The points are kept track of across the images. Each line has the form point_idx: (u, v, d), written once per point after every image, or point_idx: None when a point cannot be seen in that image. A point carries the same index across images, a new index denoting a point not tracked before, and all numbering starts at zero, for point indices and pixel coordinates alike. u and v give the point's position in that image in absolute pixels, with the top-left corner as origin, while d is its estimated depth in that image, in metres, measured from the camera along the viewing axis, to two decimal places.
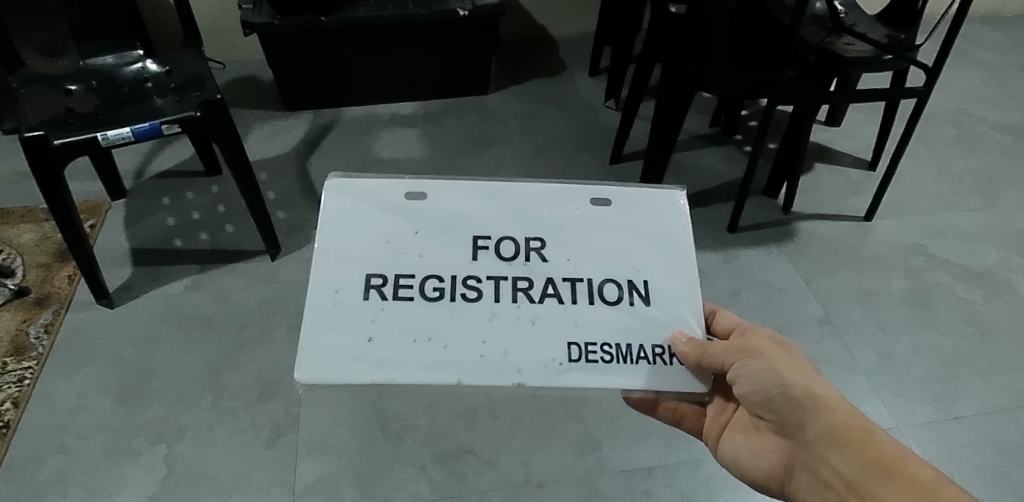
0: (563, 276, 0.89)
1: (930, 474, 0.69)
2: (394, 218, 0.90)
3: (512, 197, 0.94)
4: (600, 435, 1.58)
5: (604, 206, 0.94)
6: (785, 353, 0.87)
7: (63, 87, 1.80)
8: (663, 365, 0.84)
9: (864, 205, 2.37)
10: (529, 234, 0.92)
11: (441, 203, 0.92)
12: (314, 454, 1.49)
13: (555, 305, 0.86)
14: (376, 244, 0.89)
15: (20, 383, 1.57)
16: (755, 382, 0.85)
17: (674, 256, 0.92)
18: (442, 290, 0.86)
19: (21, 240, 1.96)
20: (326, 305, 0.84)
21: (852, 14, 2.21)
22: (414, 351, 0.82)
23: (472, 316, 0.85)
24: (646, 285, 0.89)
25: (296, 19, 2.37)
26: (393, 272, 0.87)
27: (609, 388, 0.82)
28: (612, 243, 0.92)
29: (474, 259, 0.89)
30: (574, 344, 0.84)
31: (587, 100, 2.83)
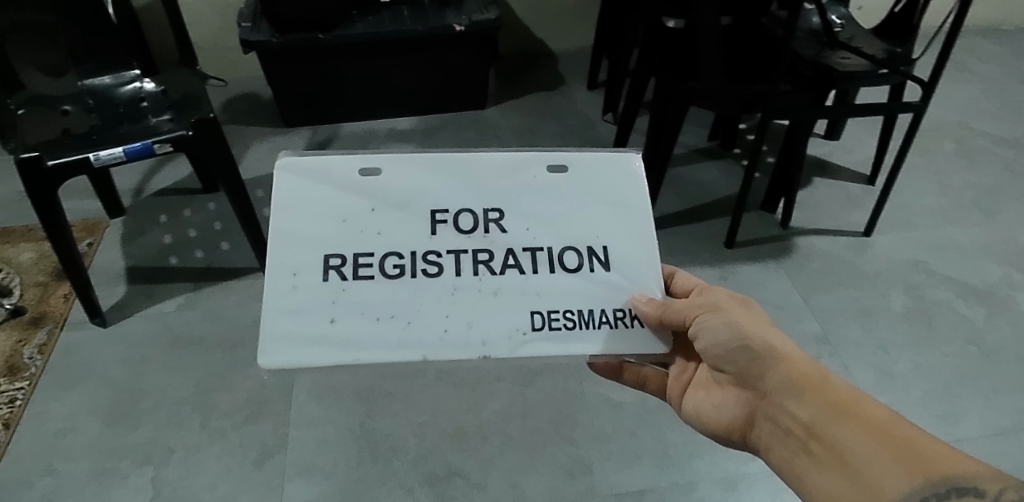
0: (523, 247, 0.89)
1: (882, 411, 0.77)
2: (348, 195, 0.89)
3: (469, 167, 0.92)
4: (591, 456, 1.57)
5: (561, 172, 0.93)
6: (744, 309, 0.96)
7: (59, 108, 1.82)
8: (622, 329, 0.87)
9: (863, 220, 2.35)
10: (486, 204, 0.91)
11: (395, 178, 0.90)
12: (302, 476, 1.48)
13: (516, 276, 0.88)
14: (331, 224, 0.88)
15: (11, 404, 1.58)
16: (715, 335, 0.91)
17: (633, 222, 0.93)
18: (403, 267, 0.87)
19: (20, 259, 1.98)
20: (285, 289, 0.84)
21: (849, 27, 2.20)
22: (378, 330, 0.84)
23: (435, 291, 0.86)
24: (606, 251, 0.91)
25: (294, 37, 2.38)
26: (351, 251, 0.87)
27: (573, 354, 0.86)
28: (572, 212, 0.92)
29: (433, 234, 0.88)
30: (537, 313, 0.87)
31: (585, 114, 2.82)
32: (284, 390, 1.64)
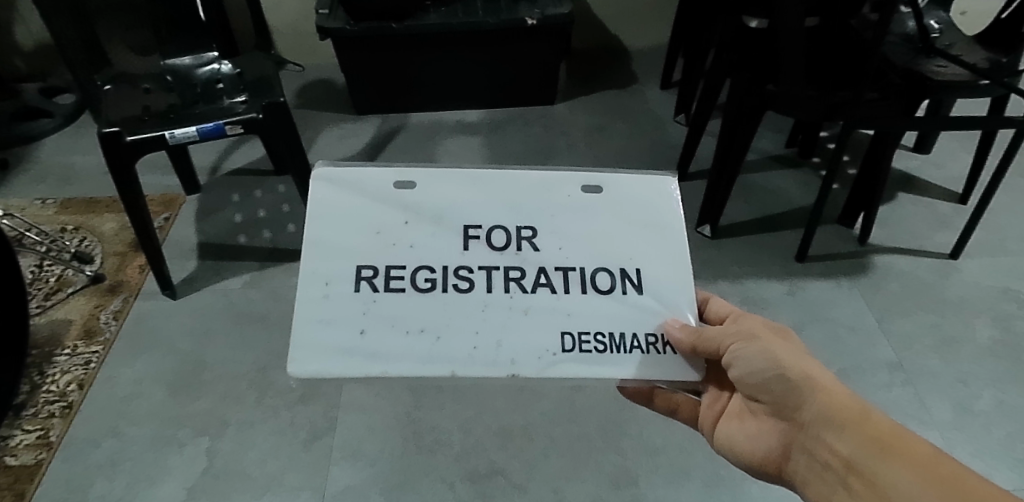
0: (555, 266, 0.86)
1: (927, 449, 0.72)
2: (380, 207, 0.86)
3: (503, 184, 0.89)
4: (637, 468, 1.52)
5: (596, 193, 0.90)
6: (781, 337, 0.90)
7: (142, 86, 1.91)
8: (656, 355, 0.83)
9: (950, 242, 2.18)
10: (520, 222, 0.88)
11: (429, 191, 0.87)
12: (347, 460, 1.51)
13: (548, 295, 0.85)
14: (364, 235, 0.85)
15: (86, 366, 1.68)
16: (750, 364, 0.86)
17: (667, 246, 0.89)
18: (434, 281, 0.84)
19: (103, 229, 2.10)
20: (316, 299, 0.82)
21: (948, 34, 2.03)
22: (407, 344, 0.81)
23: (465, 307, 0.83)
24: (640, 274, 0.87)
25: (368, 25, 2.41)
26: (382, 263, 0.84)
27: (603, 377, 0.81)
28: (607, 234, 0.88)
29: (465, 249, 0.86)
30: (567, 334, 0.83)
31: (656, 114, 2.74)
32: None
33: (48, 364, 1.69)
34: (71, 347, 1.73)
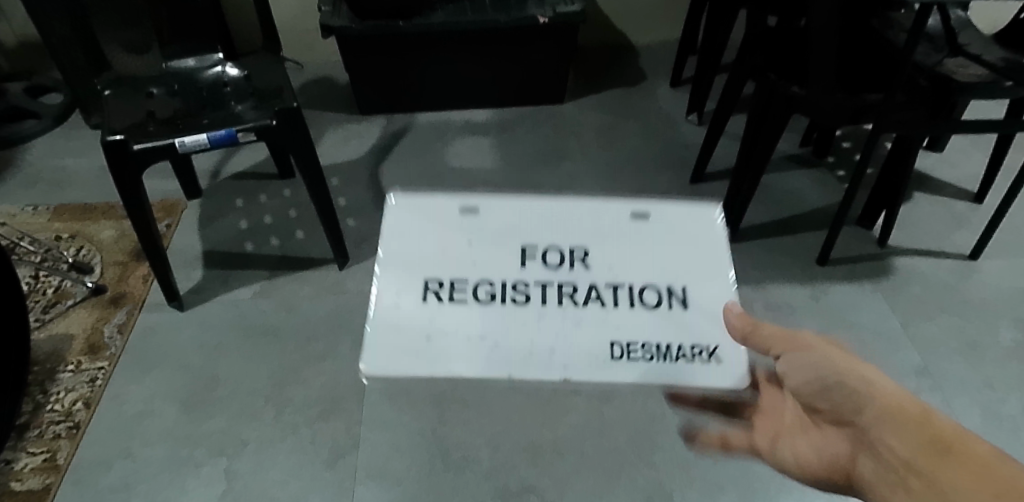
0: (605, 280, 0.82)
1: (985, 448, 0.65)
2: (437, 224, 0.85)
3: (551, 201, 0.87)
4: (672, 483, 1.48)
5: (645, 208, 0.88)
6: (835, 342, 0.87)
7: (145, 90, 1.82)
8: (702, 364, 0.76)
9: (968, 243, 2.16)
10: (569, 235, 0.85)
11: (479, 209, 0.86)
12: (372, 480, 1.44)
13: (599, 310, 0.80)
14: (420, 247, 0.84)
15: (92, 384, 1.60)
16: (803, 371, 0.85)
17: (725, 265, 0.84)
18: (491, 290, 0.81)
19: (102, 237, 2.01)
20: (378, 308, 0.79)
21: (967, 33, 2.00)
22: (466, 350, 0.76)
23: (521, 316, 0.79)
24: (687, 290, 0.82)
25: (374, 23, 2.33)
26: (444, 274, 0.82)
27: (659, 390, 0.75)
28: (656, 248, 0.85)
29: (518, 262, 0.82)
30: (617, 345, 0.77)
31: (666, 113, 2.70)
32: (357, 389, 1.61)
33: (51, 381, 1.60)
34: (74, 363, 1.64)
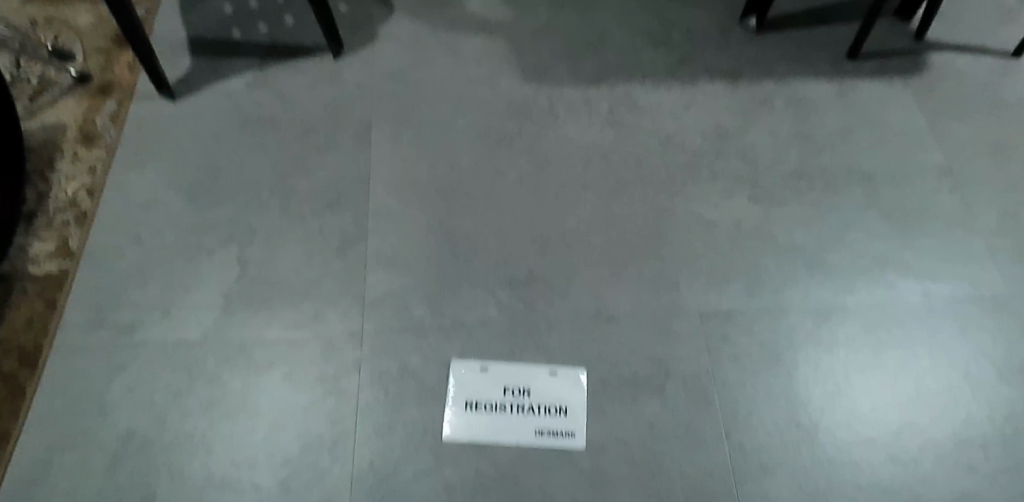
0: (563, 198, 1.08)
1: None
2: (433, 156, 1.12)
3: (528, 141, 1.14)
4: None
5: (599, 146, 1.14)
6: (759, 262, 1.03)
7: None
8: (633, 263, 1.03)
9: None
10: (537, 166, 1.11)
11: (470, 146, 1.14)
12: None
13: (554, 220, 1.06)
14: (419, 176, 1.10)
15: None
16: (728, 295, 1.00)
17: (656, 221, 1.06)
18: (473, 207, 1.07)
19: None
20: (385, 218, 1.05)
21: None
22: (451, 252, 1.03)
23: (494, 227, 1.05)
24: (629, 205, 1.08)
25: None
26: (437, 195, 1.08)
27: (597, 281, 1.01)
28: (605, 176, 1.10)
29: (496, 185, 1.09)
30: (568, 245, 1.04)
31: None
32: None
33: None
34: None
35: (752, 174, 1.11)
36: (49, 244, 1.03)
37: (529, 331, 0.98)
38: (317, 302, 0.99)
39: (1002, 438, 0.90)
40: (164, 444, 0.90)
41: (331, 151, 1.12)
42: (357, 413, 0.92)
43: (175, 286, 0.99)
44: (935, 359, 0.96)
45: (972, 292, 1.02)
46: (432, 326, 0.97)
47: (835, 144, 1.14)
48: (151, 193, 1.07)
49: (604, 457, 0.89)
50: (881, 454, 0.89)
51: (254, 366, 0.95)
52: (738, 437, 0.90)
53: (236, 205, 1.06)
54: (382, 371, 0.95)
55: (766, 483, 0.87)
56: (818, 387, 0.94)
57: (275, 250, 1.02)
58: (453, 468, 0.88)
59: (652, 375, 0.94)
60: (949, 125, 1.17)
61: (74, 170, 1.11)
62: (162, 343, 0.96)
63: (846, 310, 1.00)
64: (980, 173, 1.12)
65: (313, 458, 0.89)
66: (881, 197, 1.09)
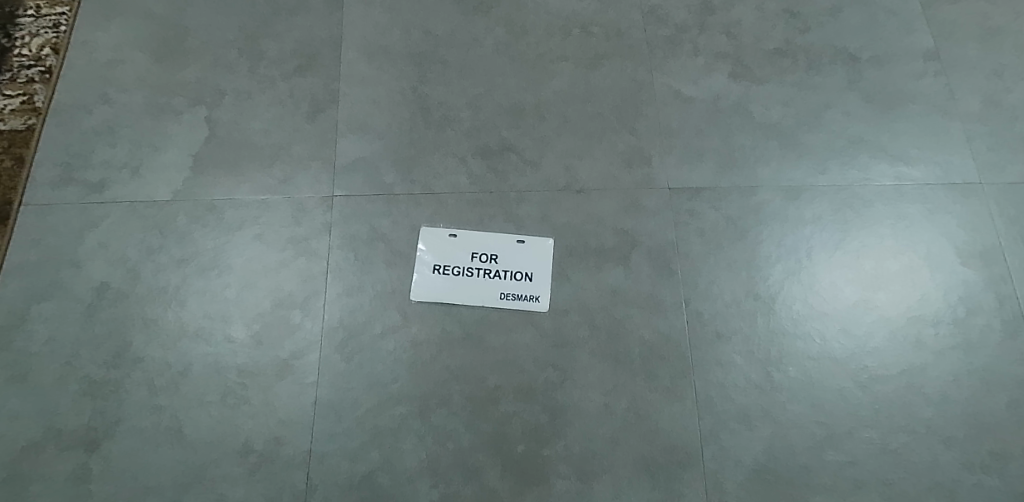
0: (538, 70, 1.08)
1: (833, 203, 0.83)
2: (411, 27, 1.11)
3: (506, 14, 1.13)
4: None
5: (578, 21, 1.12)
6: (731, 137, 1.03)
7: None
8: (604, 135, 1.03)
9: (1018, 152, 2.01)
10: (515, 39, 1.10)
11: (449, 17, 1.12)
12: None
13: (529, 91, 1.06)
14: (394, 45, 1.09)
15: None
16: (696, 167, 1.01)
17: (631, 95, 1.06)
18: (447, 76, 1.07)
19: None
20: (358, 85, 1.06)
21: None
22: (422, 120, 1.03)
23: (467, 96, 1.05)
24: (603, 78, 1.07)
25: None
26: (411, 64, 1.08)
27: (567, 151, 1.02)
28: (581, 50, 1.10)
29: (472, 56, 1.09)
30: (541, 116, 1.04)
31: None
32: None
33: None
34: None
35: (735, 50, 1.10)
36: (14, 99, 1.04)
37: (498, 200, 0.98)
38: (286, 165, 1.00)
39: (955, 316, 0.92)
40: (137, 297, 0.92)
41: (303, 14, 1.11)
42: (326, 275, 0.93)
43: (144, 146, 1.01)
44: (899, 240, 0.97)
45: (945, 177, 1.01)
46: (402, 194, 0.98)
47: (821, 23, 1.12)
48: (119, 53, 1.08)
49: (566, 321, 0.91)
50: (835, 328, 0.91)
51: (225, 227, 0.96)
52: (696, 306, 0.92)
53: (206, 66, 1.07)
54: (352, 235, 0.96)
55: (719, 348, 0.89)
56: (781, 262, 0.95)
57: (245, 111, 1.03)
58: (419, 326, 0.91)
59: (619, 246, 0.95)
60: (941, 9, 1.13)
61: (36, 25, 1.10)
62: (132, 200, 0.97)
63: (816, 190, 1.00)
64: (968, 58, 1.09)
65: (283, 315, 0.91)
66: (863, 78, 1.08)
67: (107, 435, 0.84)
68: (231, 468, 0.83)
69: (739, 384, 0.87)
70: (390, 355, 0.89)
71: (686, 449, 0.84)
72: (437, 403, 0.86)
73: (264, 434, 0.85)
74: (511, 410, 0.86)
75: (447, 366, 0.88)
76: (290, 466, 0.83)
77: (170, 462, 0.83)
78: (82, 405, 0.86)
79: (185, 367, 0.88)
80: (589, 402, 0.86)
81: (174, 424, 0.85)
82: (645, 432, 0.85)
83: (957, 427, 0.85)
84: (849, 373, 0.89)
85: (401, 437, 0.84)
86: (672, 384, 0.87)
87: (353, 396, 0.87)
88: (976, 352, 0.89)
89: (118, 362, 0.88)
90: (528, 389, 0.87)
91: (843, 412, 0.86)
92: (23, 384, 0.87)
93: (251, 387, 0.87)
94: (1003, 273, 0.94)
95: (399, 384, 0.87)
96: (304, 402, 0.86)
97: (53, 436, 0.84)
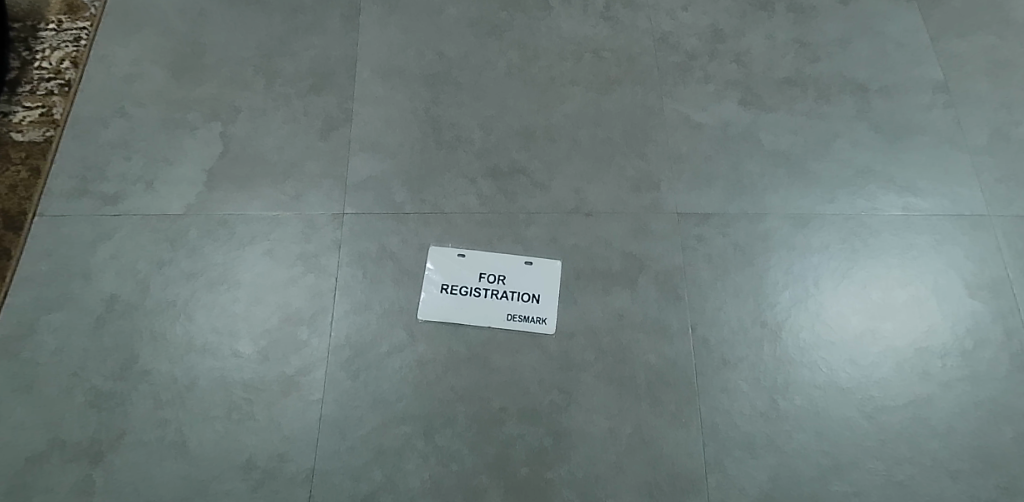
0: (549, 93, 1.09)
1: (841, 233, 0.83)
2: (424, 48, 1.13)
3: (519, 38, 1.14)
4: None
5: (590, 46, 1.14)
6: (740, 164, 1.03)
7: None
8: (613, 159, 1.04)
9: None
10: (527, 62, 1.12)
11: (463, 39, 1.14)
12: None
13: (540, 114, 1.07)
14: (408, 66, 1.11)
15: None
16: (704, 194, 1.01)
17: (641, 121, 1.07)
18: (459, 98, 1.08)
19: None
20: (372, 104, 1.07)
21: None
22: (433, 140, 1.04)
23: (478, 118, 1.06)
24: (613, 103, 1.08)
25: None
26: (424, 84, 1.09)
27: (577, 174, 1.02)
28: (593, 75, 1.11)
29: (484, 79, 1.10)
30: (551, 138, 1.05)
31: None
32: None
33: None
34: None
35: (745, 78, 1.11)
36: (33, 111, 1.05)
37: (507, 222, 0.99)
38: (298, 182, 1.01)
39: (963, 348, 0.91)
40: (147, 310, 0.92)
41: (320, 34, 1.13)
42: (334, 292, 0.94)
43: (159, 160, 1.02)
44: (907, 270, 0.97)
45: (954, 209, 1.01)
46: (412, 213, 0.99)
47: (831, 54, 1.13)
48: (137, 67, 1.10)
49: (572, 344, 0.91)
50: (841, 357, 0.91)
51: (236, 242, 0.97)
52: (703, 332, 0.92)
53: (222, 82, 1.08)
54: (361, 253, 0.96)
55: (725, 375, 0.89)
56: (788, 290, 0.95)
57: (260, 128, 1.05)
58: (426, 346, 0.91)
59: (626, 270, 0.96)
60: (951, 41, 1.15)
61: (58, 39, 1.12)
62: (145, 213, 0.98)
63: (824, 218, 1.00)
64: (977, 91, 1.10)
65: (291, 331, 0.92)
66: (872, 109, 1.09)
67: (111, 448, 0.84)
68: (234, 484, 0.83)
69: (745, 412, 0.87)
70: (396, 373, 0.89)
71: (690, 476, 0.83)
72: (441, 424, 0.86)
73: (267, 451, 0.84)
74: (515, 432, 0.86)
75: (453, 387, 0.88)
76: (293, 484, 0.83)
77: (173, 477, 0.83)
78: (88, 417, 0.86)
79: (191, 381, 0.88)
80: (594, 427, 0.86)
81: (178, 438, 0.85)
82: (649, 458, 0.84)
83: (964, 460, 0.85)
84: (855, 403, 0.88)
85: (405, 457, 0.84)
86: (677, 410, 0.87)
87: (357, 415, 0.87)
88: (983, 385, 0.89)
89: (124, 374, 0.88)
90: (532, 411, 0.87)
91: (849, 443, 0.86)
92: (30, 394, 0.87)
93: (256, 403, 0.87)
94: (1010, 306, 0.94)
95: (404, 404, 0.87)
96: (309, 420, 0.86)
97: (58, 447, 0.84)
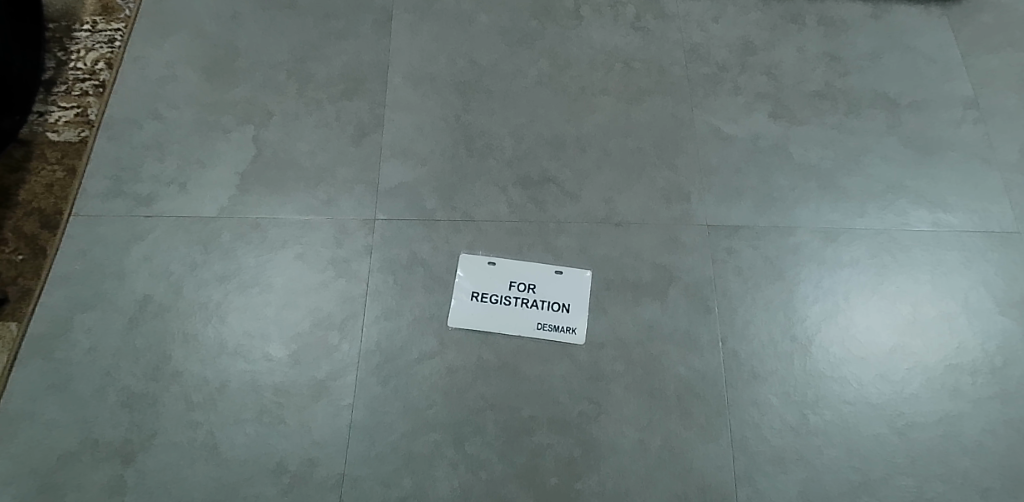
0: (579, 102, 1.09)
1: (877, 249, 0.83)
2: (455, 55, 1.13)
3: (549, 46, 1.15)
4: None
5: (620, 56, 1.14)
6: (769, 176, 1.04)
7: None
8: (643, 170, 1.04)
9: None
10: (557, 71, 1.12)
11: (493, 47, 1.14)
12: None
13: (570, 123, 1.07)
14: (439, 73, 1.11)
15: None
16: (734, 206, 1.01)
17: (671, 132, 1.07)
18: (491, 106, 1.08)
19: None
20: (403, 110, 1.08)
21: None
22: (464, 147, 1.05)
23: (508, 126, 1.07)
24: (643, 113, 1.09)
25: None
26: (455, 91, 1.10)
27: (607, 184, 1.03)
28: (623, 85, 1.11)
29: (514, 86, 1.10)
30: (580, 147, 1.05)
31: None
32: None
33: None
34: None
35: (775, 90, 1.11)
36: (69, 111, 1.06)
37: (537, 230, 0.99)
38: (329, 187, 1.01)
39: (993, 365, 0.91)
40: (180, 311, 0.93)
41: (352, 39, 1.14)
42: (365, 297, 0.94)
43: (192, 162, 1.03)
44: (937, 286, 0.96)
45: (984, 225, 1.01)
46: (443, 219, 1.00)
47: (862, 68, 1.13)
48: (171, 70, 1.10)
49: (602, 355, 0.91)
50: (871, 373, 0.91)
51: (268, 245, 0.98)
52: (733, 346, 0.92)
53: (255, 86, 1.09)
54: (391, 258, 0.97)
55: (755, 388, 0.89)
56: (818, 304, 0.95)
57: (292, 132, 1.05)
58: (456, 353, 0.91)
59: (656, 281, 0.96)
60: (981, 57, 1.14)
61: (92, 40, 1.13)
62: (177, 215, 0.99)
63: (854, 233, 1.00)
64: (1008, 107, 1.10)
65: (322, 336, 0.92)
66: (902, 123, 1.09)
67: (142, 448, 0.85)
68: (265, 487, 0.83)
69: (774, 426, 0.87)
70: (426, 380, 0.89)
71: (720, 490, 0.83)
72: (471, 432, 0.86)
73: (298, 455, 0.85)
74: (545, 442, 0.86)
75: (483, 395, 0.89)
76: (323, 489, 0.83)
77: (204, 479, 0.83)
78: (120, 417, 0.86)
79: (222, 383, 0.89)
80: (623, 438, 0.86)
81: (209, 440, 0.85)
82: (678, 471, 0.84)
83: (994, 479, 0.84)
84: (885, 419, 0.88)
85: (435, 464, 0.84)
86: (707, 423, 0.87)
87: (387, 421, 0.87)
88: (1014, 403, 0.89)
89: (157, 375, 0.89)
90: (562, 421, 0.87)
91: (879, 460, 0.86)
92: (64, 393, 0.87)
93: (288, 407, 0.88)
94: None
95: (434, 411, 0.88)
96: (339, 425, 0.87)
97: (89, 446, 0.84)
